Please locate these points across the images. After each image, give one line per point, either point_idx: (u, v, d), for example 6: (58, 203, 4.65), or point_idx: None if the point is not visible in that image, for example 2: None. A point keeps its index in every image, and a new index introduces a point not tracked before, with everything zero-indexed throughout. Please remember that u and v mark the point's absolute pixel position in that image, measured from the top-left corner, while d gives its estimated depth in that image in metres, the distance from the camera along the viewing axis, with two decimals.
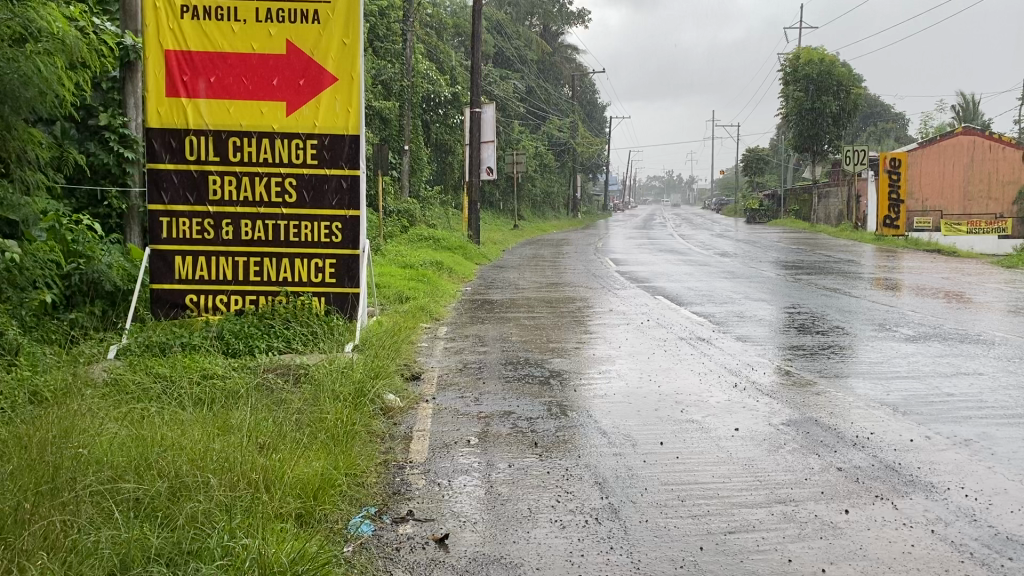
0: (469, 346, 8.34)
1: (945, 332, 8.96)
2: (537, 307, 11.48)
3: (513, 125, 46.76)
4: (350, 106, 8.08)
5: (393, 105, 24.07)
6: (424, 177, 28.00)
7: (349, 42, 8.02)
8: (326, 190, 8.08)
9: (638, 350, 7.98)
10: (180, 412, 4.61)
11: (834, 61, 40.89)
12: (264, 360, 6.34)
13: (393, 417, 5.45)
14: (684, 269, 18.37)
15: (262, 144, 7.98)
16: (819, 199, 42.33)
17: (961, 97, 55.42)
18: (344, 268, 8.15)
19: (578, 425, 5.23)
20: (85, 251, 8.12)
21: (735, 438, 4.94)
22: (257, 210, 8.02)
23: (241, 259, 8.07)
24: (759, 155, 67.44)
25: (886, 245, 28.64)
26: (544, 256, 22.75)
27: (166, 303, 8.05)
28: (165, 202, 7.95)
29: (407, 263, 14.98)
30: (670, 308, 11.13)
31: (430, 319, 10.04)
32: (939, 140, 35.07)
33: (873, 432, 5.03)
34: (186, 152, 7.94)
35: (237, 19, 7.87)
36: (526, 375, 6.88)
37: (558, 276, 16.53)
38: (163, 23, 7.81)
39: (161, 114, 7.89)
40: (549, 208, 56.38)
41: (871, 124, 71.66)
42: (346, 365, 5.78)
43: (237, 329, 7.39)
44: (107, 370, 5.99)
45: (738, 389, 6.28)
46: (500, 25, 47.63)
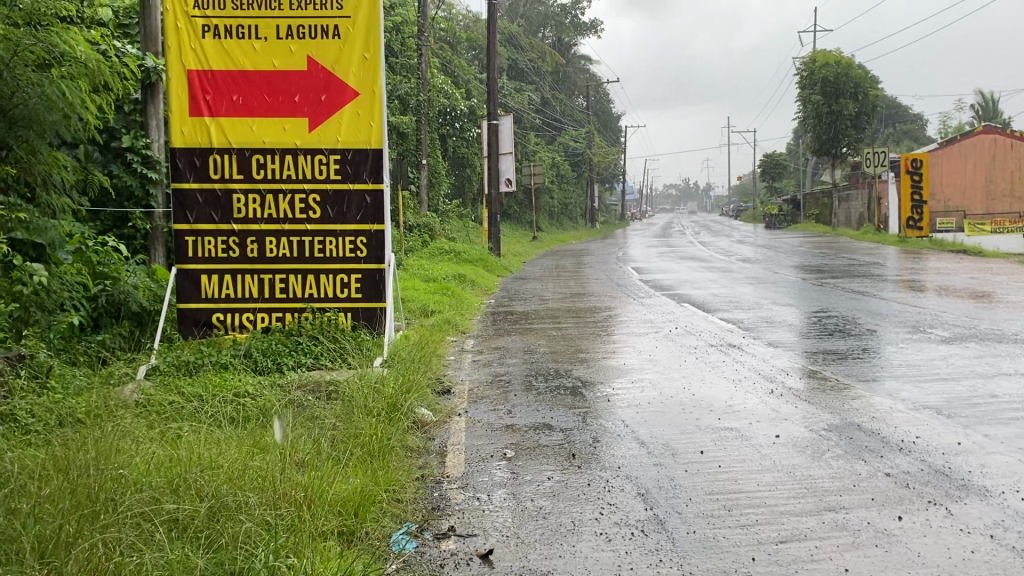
0: (497, 358, 8.26)
1: (981, 333, 8.78)
2: (563, 317, 11.40)
3: (529, 137, 46.82)
4: (372, 120, 8.06)
5: (409, 120, 24.16)
6: (443, 191, 28.05)
7: (369, 57, 8.02)
8: (350, 205, 8.06)
9: (669, 358, 7.88)
10: (215, 430, 4.58)
11: (850, 63, 40.66)
12: (295, 377, 6.31)
13: (427, 432, 5.40)
14: (708, 276, 18.21)
15: (285, 161, 7.98)
16: (840, 202, 41.97)
17: (981, 95, 54.93)
18: (370, 282, 8.12)
19: (614, 436, 5.14)
20: (111, 273, 8.15)
21: (776, 445, 4.84)
22: (282, 227, 8.01)
23: (266, 276, 8.05)
24: (777, 160, 67.09)
25: (910, 247, 28.33)
26: (565, 267, 22.65)
27: (192, 321, 8.04)
28: (190, 221, 7.95)
29: (430, 277, 14.98)
30: (697, 316, 11.02)
31: (456, 332, 9.99)
32: (959, 139, 34.66)
33: (918, 435, 4.90)
34: (210, 171, 7.95)
35: (258, 37, 7.90)
36: (557, 386, 6.80)
37: (580, 286, 16.46)
38: (185, 43, 7.85)
39: (184, 133, 7.91)
40: (568, 219, 56.34)
41: (890, 125, 71.13)
42: (377, 380, 5.73)
43: (265, 347, 7.36)
44: (138, 391, 5.99)
45: (775, 395, 6.16)
46: (513, 38, 47.80)
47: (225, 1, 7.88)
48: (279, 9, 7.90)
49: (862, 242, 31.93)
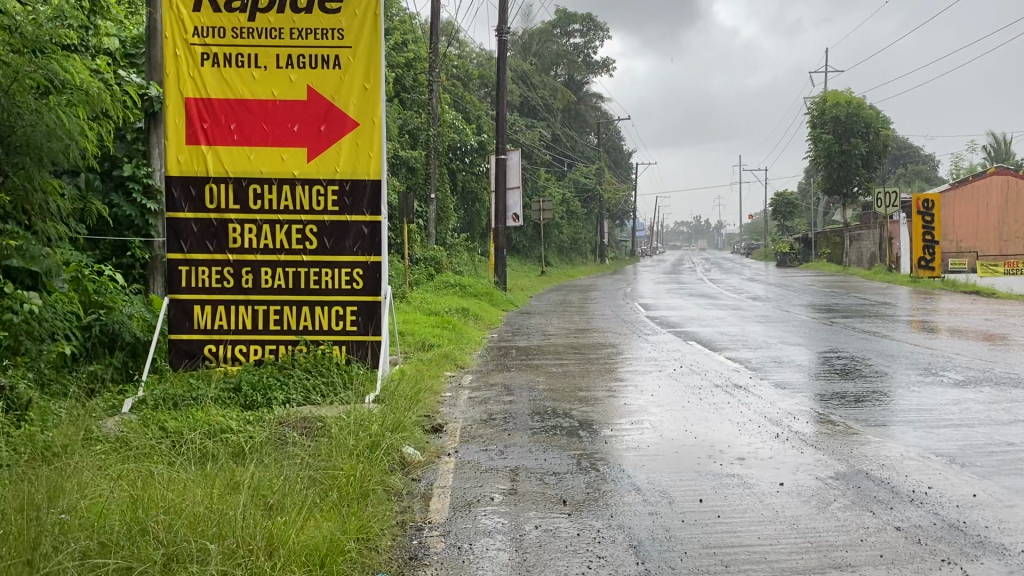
0: (495, 395, 8.03)
1: (997, 377, 8.48)
2: (566, 354, 11.16)
3: (539, 172, 46.88)
4: (372, 151, 7.94)
5: (419, 154, 24.16)
6: (451, 224, 27.96)
7: (370, 87, 7.92)
8: (347, 236, 7.91)
9: (672, 399, 7.62)
10: (186, 471, 4.39)
11: (861, 103, 40.62)
12: (280, 413, 6.12)
13: (412, 472, 5.18)
14: (716, 314, 17.96)
15: (282, 191, 7.84)
16: (852, 242, 41.72)
17: (993, 136, 54.87)
18: (365, 315, 7.94)
19: (610, 481, 4.90)
20: (106, 302, 7.98)
21: (780, 494, 4.59)
22: (278, 257, 7.85)
23: (260, 307, 7.88)
24: (787, 198, 66.99)
25: (922, 287, 28.03)
26: (572, 303, 22.44)
27: (183, 353, 7.85)
28: (184, 251, 7.80)
29: (433, 311, 14.77)
30: (704, 354, 10.75)
31: (455, 367, 9.76)
32: (971, 180, 34.53)
33: (931, 486, 4.64)
34: (205, 200, 7.81)
35: (258, 66, 7.80)
36: (554, 426, 6.55)
37: (586, 322, 16.21)
38: (184, 71, 7.76)
39: (181, 162, 7.79)
40: (577, 255, 56.23)
41: (901, 165, 71.05)
42: (362, 418, 5.50)
43: (255, 381, 7.17)
44: (118, 426, 5.81)
45: (780, 440, 5.90)
46: (525, 75, 48.15)
47: (225, 30, 7.79)
48: (280, 38, 7.81)
49: (873, 281, 31.60)
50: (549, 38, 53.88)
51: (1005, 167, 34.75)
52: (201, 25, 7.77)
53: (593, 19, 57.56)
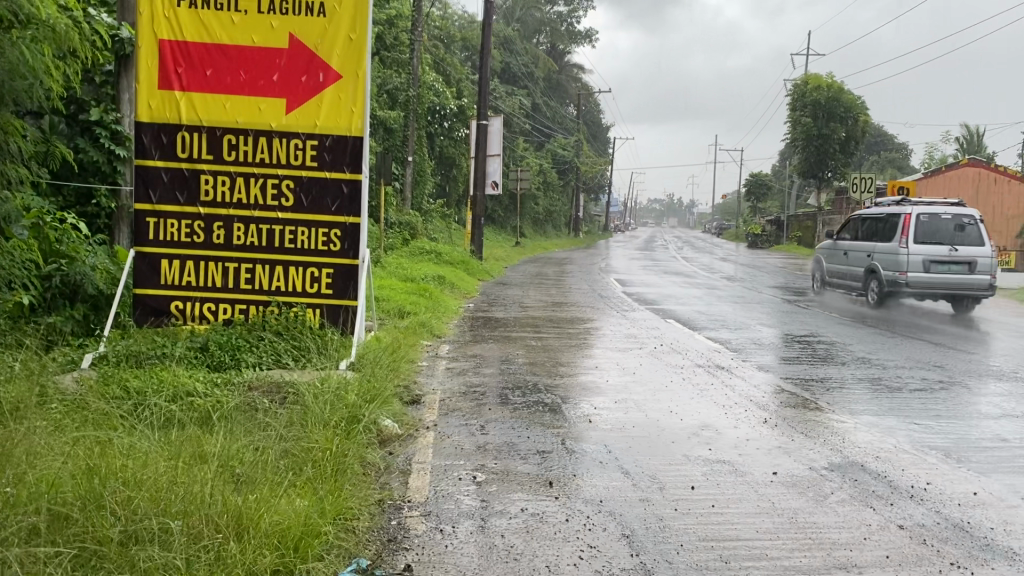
0: (473, 367, 7.77)
1: (979, 369, 8.40)
2: (543, 327, 10.91)
3: (518, 141, 46.41)
4: (354, 106, 7.57)
5: (397, 115, 23.62)
6: (427, 190, 27.52)
7: (356, 38, 7.52)
8: (325, 194, 7.56)
9: (654, 378, 7.42)
10: (148, 437, 4.12)
11: (842, 88, 40.55)
12: (250, 376, 5.84)
13: (390, 446, 4.93)
14: (693, 292, 17.80)
15: (258, 144, 7.46)
16: (825, 227, 41.91)
17: (968, 128, 55.27)
18: (342, 277, 7.62)
19: (597, 463, 4.67)
20: (68, 252, 7.57)
21: (774, 484, 4.39)
22: (252, 213, 7.49)
23: (231, 265, 7.52)
24: (762, 180, 67.09)
25: None
26: (547, 275, 22.20)
27: (148, 308, 7.49)
28: (153, 202, 7.42)
29: (407, 276, 14.46)
30: (683, 333, 10.58)
31: (431, 336, 9.48)
32: (944, 171, 34.77)
33: (929, 481, 4.47)
34: (177, 149, 7.42)
35: (237, 9, 7.37)
36: (535, 402, 6.32)
37: (563, 294, 16.01)
38: (158, 10, 7.33)
39: (152, 108, 7.38)
40: (551, 226, 55.96)
41: (876, 153, 71.44)
42: (338, 387, 5.24)
43: (224, 342, 6.86)
44: (77, 383, 5.50)
45: (769, 426, 5.71)
46: (508, 41, 47.46)
47: None
48: None
49: None
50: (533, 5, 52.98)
51: (979, 159, 34.86)
52: None
53: None
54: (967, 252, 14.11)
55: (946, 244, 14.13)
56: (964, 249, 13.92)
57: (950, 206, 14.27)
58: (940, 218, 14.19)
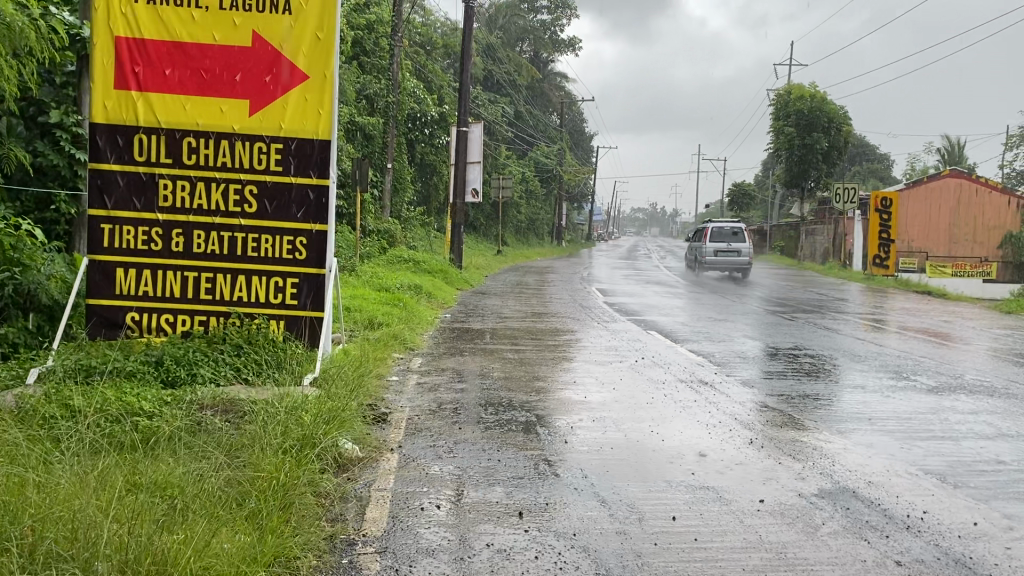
0: (446, 382, 7.41)
1: (970, 384, 8.13)
2: (521, 338, 10.57)
3: (500, 149, 46.14)
4: (321, 107, 7.24)
5: (377, 121, 23.25)
6: (408, 197, 27.14)
7: (324, 37, 7.19)
8: (290, 200, 7.21)
9: (635, 393, 7.10)
10: (76, 466, 3.75)
11: (825, 98, 40.58)
12: (203, 394, 5.49)
13: (348, 471, 4.59)
14: (675, 303, 17.50)
15: (219, 147, 7.09)
16: (808, 236, 41.86)
17: (948, 139, 55.58)
18: (307, 288, 7.27)
19: (573, 491, 4.34)
20: (22, 259, 7.14)
21: (761, 513, 4.08)
22: (212, 220, 7.12)
23: (190, 274, 7.14)
24: (745, 190, 67.21)
25: (876, 285, 28.04)
26: (529, 284, 21.88)
27: (101, 320, 7.08)
28: (108, 207, 7.03)
29: (383, 286, 14.09)
30: (665, 345, 10.29)
31: (403, 349, 9.12)
32: (925, 181, 34.71)
33: (926, 510, 4.18)
34: (133, 152, 7.03)
35: (198, 5, 7.02)
36: (508, 420, 5.98)
37: (543, 305, 15.69)
38: (115, 6, 6.96)
39: (107, 108, 6.99)
40: (534, 235, 55.69)
41: (858, 163, 71.69)
42: (294, 407, 4.90)
43: (181, 356, 6.49)
44: (15, 401, 5.12)
45: (754, 448, 5.39)
46: (491, 49, 47.26)
47: None
48: None
49: (828, 277, 31.55)
50: (516, 13, 52.75)
51: (960, 170, 34.92)
52: None
53: None
54: (736, 246, 27.03)
55: (727, 243, 27.84)
56: (736, 246, 27.65)
57: (728, 223, 27.61)
58: (722, 229, 27.84)
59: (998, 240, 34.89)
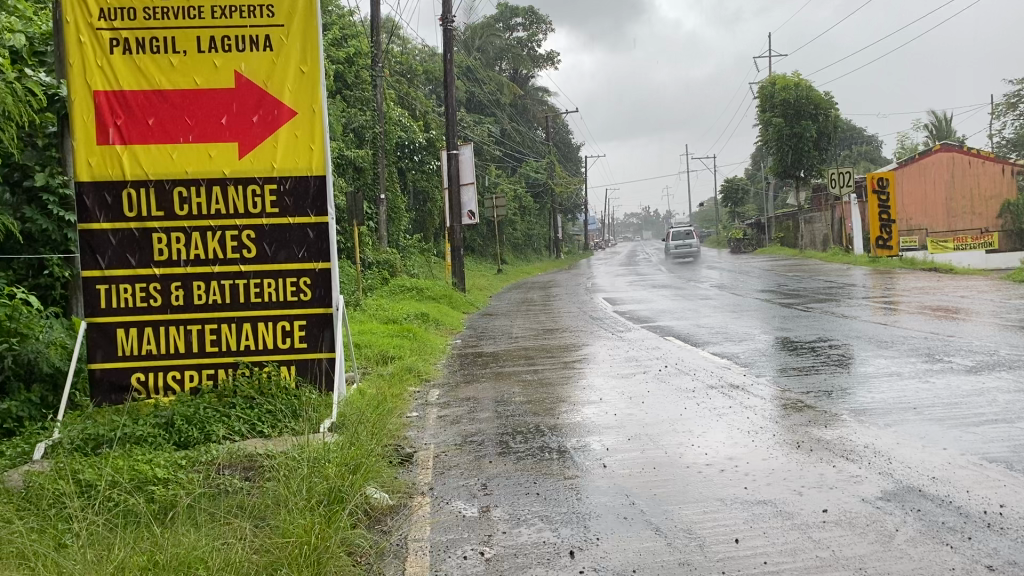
0: (468, 413, 7.13)
1: (1008, 360, 7.85)
2: (538, 358, 10.31)
3: (490, 169, 46.07)
4: (313, 143, 7.01)
5: (366, 153, 23.09)
6: (404, 226, 26.94)
7: (308, 70, 6.97)
8: (289, 241, 6.97)
9: (666, 405, 6.82)
10: (91, 554, 3.49)
11: (809, 86, 40.47)
12: (220, 453, 5.22)
13: (381, 523, 4.32)
14: (685, 305, 17.19)
15: (211, 194, 6.85)
16: (806, 225, 41.66)
17: (934, 115, 55.49)
18: (315, 329, 7.01)
19: (622, 521, 4.06)
20: (19, 329, 6.87)
21: (827, 525, 3.80)
22: (211, 270, 6.87)
23: (194, 328, 6.88)
24: (737, 185, 67.20)
25: (882, 267, 27.76)
26: (534, 300, 21.65)
27: (106, 385, 6.80)
28: (102, 267, 6.77)
29: (390, 317, 13.85)
30: (686, 350, 10.02)
31: (419, 381, 8.85)
32: (917, 158, 34.49)
33: (1003, 503, 3.89)
34: (123, 208, 6.79)
35: (176, 50, 6.81)
36: (539, 448, 5.70)
37: (553, 320, 15.46)
38: (90, 60, 6.73)
39: (92, 165, 6.76)
40: (532, 250, 55.56)
41: (847, 147, 71.50)
42: (316, 459, 4.64)
43: (192, 415, 6.22)
44: (25, 480, 4.85)
45: (804, 452, 5.10)
46: (471, 71, 47.31)
47: (136, 11, 6.78)
48: (200, 17, 6.83)
49: (832, 263, 31.28)
50: (492, 32, 52.73)
51: (951, 144, 34.66)
52: (108, 6, 6.75)
53: (536, 13, 57.01)
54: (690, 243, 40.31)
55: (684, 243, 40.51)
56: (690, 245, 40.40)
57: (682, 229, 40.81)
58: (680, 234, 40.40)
59: (995, 209, 34.62)
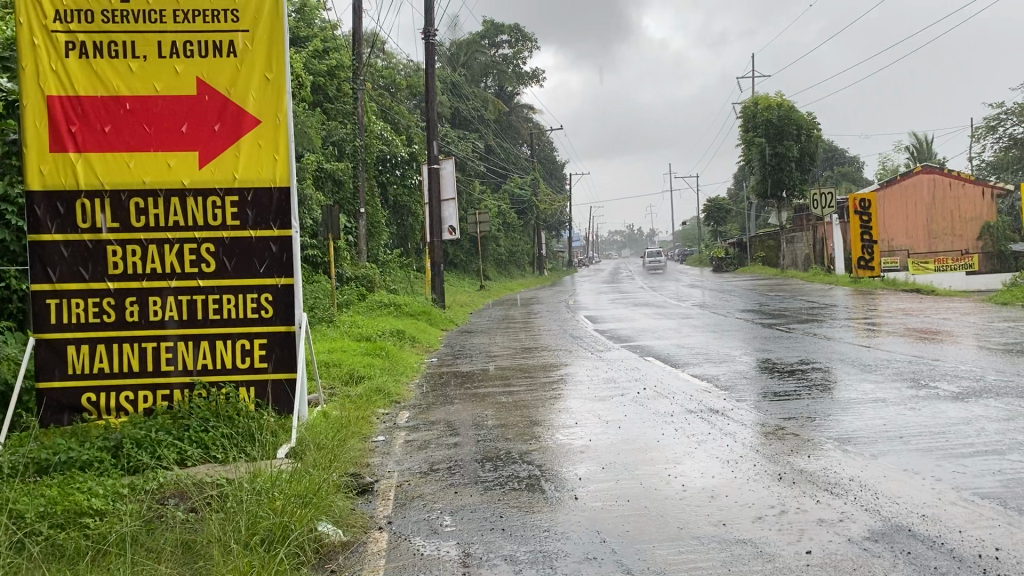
0: (437, 437, 6.81)
1: (995, 386, 7.62)
2: (514, 379, 9.99)
3: (473, 184, 45.84)
4: (277, 153, 6.73)
5: (346, 167, 22.76)
6: (384, 240, 26.59)
7: (273, 78, 6.70)
8: (251, 255, 6.67)
9: (644, 431, 6.53)
10: None
11: (792, 106, 40.57)
12: (165, 482, 4.89)
13: (333, 560, 4.02)
14: (667, 325, 16.93)
15: (169, 205, 6.54)
16: (789, 244, 41.66)
17: (915, 137, 55.76)
18: (277, 348, 6.70)
19: (591, 563, 3.76)
20: None
21: (811, 569, 3.52)
22: (168, 285, 6.55)
23: (149, 345, 6.54)
24: (720, 204, 67.37)
25: (864, 287, 27.66)
26: (514, 318, 21.35)
27: (54, 404, 6.43)
28: (53, 280, 6.42)
29: (363, 335, 13.49)
30: (666, 372, 9.75)
31: (389, 403, 8.52)
32: (899, 180, 34.47)
33: (998, 546, 3.64)
34: (76, 219, 6.46)
35: (135, 55, 6.52)
36: (509, 477, 5.39)
37: (532, 339, 15.16)
38: (43, 63, 6.41)
39: (44, 173, 6.42)
40: (515, 267, 55.31)
41: (830, 168, 71.89)
42: (264, 492, 4.33)
43: (142, 438, 5.87)
44: None
45: (788, 486, 4.82)
46: (455, 86, 47.18)
47: (95, 13, 6.48)
48: (160, 21, 6.55)
49: (814, 283, 31.17)
50: (477, 49, 52.68)
51: (931, 166, 34.79)
52: (65, 7, 6.45)
53: (521, 30, 57.02)
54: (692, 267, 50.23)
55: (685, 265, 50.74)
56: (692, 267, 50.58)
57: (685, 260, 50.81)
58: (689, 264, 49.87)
59: (975, 231, 34.78)
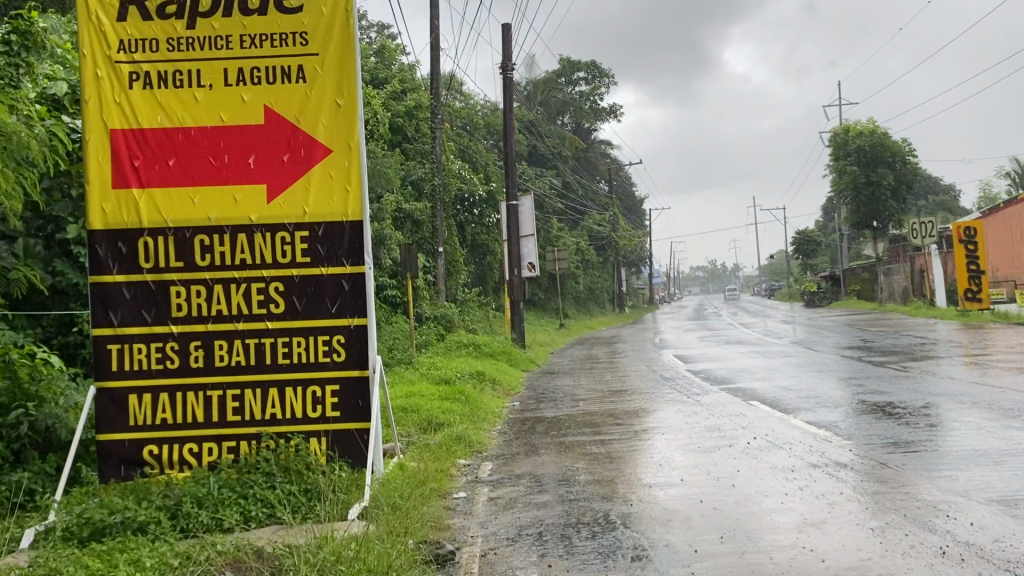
0: (524, 495, 6.09)
1: None
2: (605, 426, 9.19)
3: (552, 222, 45.39)
4: (349, 185, 6.22)
5: (424, 206, 22.54)
6: (462, 280, 26.19)
7: (344, 104, 6.21)
8: (322, 293, 6.14)
9: (763, 490, 5.67)
10: None
11: (885, 132, 38.86)
12: (220, 551, 4.31)
13: None
14: (762, 364, 15.85)
15: (236, 242, 6.09)
16: (885, 276, 39.62)
17: (1018, 163, 52.89)
18: (349, 394, 6.13)
19: None
20: (39, 393, 6.13)
21: None
22: (235, 327, 6.08)
23: (213, 393, 6.05)
24: (808, 236, 65.24)
25: (973, 321, 25.88)
26: (598, 357, 20.54)
27: (115, 458, 6.00)
28: (114, 324, 6.03)
29: (441, 377, 12.90)
30: (774, 419, 8.82)
31: (471, 454, 7.86)
32: (1003, 208, 32.51)
33: None
34: (139, 259, 6.07)
35: (201, 84, 6.15)
36: (613, 547, 4.63)
37: (619, 380, 14.33)
38: (107, 96, 6.09)
39: (106, 212, 6.07)
40: (595, 304, 54.38)
41: (924, 197, 68.94)
42: None
43: (204, 496, 5.35)
44: None
45: (957, 565, 3.93)
46: (532, 124, 47.05)
47: (159, 42, 6.14)
48: (227, 48, 6.16)
49: (916, 317, 29.36)
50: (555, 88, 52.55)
51: None
52: (129, 37, 6.12)
53: (598, 67, 56.77)
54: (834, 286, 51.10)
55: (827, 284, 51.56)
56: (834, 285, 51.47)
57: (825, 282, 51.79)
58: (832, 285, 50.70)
59: None
